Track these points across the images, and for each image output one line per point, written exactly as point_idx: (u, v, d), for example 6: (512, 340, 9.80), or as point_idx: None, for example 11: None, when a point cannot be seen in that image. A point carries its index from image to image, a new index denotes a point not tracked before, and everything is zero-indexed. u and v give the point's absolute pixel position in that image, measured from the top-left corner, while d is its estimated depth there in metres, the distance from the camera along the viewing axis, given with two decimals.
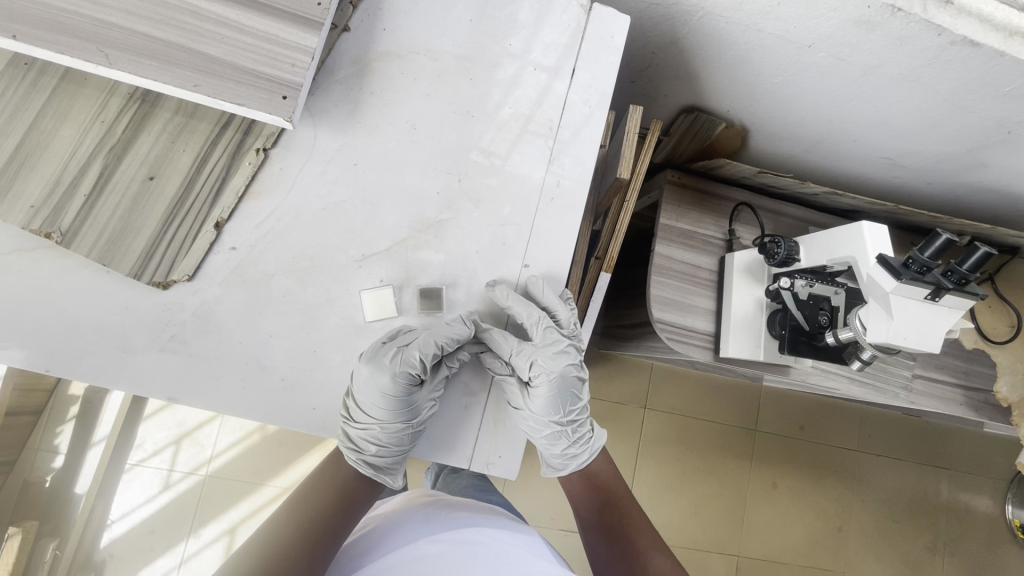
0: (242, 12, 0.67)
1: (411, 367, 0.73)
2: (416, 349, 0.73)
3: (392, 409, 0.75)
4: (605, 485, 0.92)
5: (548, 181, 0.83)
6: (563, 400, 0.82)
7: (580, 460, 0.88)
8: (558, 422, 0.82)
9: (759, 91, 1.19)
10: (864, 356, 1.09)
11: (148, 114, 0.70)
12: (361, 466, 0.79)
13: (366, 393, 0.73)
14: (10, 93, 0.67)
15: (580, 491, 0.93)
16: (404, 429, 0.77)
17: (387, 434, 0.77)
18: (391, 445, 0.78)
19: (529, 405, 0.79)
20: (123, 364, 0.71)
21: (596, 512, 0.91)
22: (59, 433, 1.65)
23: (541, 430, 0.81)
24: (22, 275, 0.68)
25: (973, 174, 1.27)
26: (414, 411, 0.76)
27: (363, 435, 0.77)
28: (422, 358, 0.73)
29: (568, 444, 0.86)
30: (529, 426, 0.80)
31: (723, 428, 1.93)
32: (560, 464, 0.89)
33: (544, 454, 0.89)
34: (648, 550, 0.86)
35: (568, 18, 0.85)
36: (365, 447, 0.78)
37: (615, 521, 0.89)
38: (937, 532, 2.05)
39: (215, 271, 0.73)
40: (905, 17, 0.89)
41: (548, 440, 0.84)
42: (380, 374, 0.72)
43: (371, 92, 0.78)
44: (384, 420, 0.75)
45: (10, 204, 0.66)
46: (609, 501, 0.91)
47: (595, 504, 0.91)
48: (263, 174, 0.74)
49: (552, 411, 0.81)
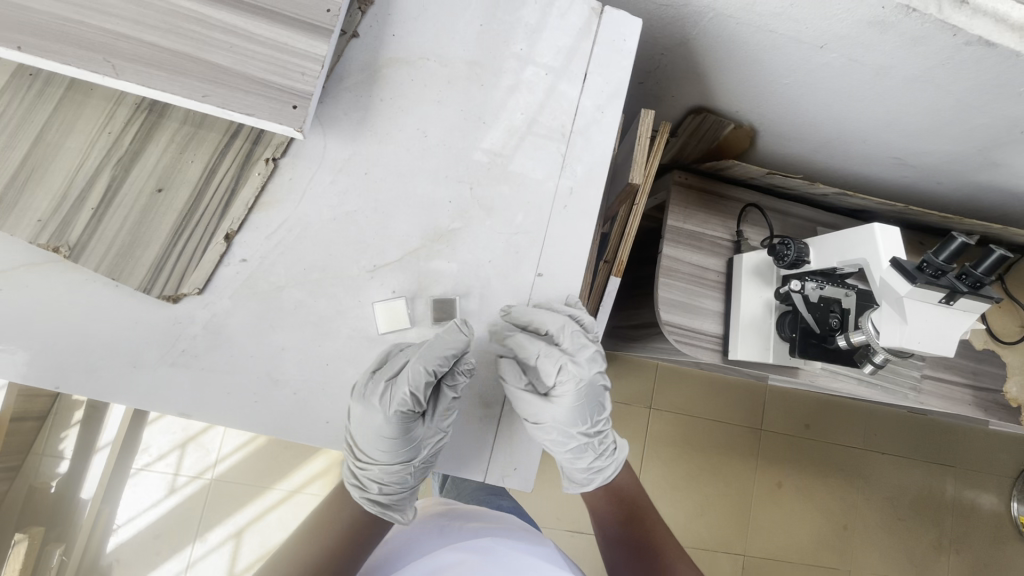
0: (250, 20, 0.66)
1: (402, 403, 0.70)
2: (405, 384, 0.70)
3: (391, 446, 0.73)
4: (628, 496, 0.92)
5: (560, 188, 0.82)
6: (589, 412, 0.81)
7: (604, 475, 0.87)
8: (585, 433, 0.81)
9: (769, 91, 1.18)
10: (876, 359, 1.06)
11: (156, 124, 0.69)
12: (366, 505, 0.77)
13: (362, 433, 0.72)
14: (15, 106, 0.66)
15: (603, 503, 0.92)
16: (406, 465, 0.75)
17: (390, 471, 0.75)
18: (396, 482, 0.77)
19: (554, 411, 0.77)
20: (133, 379, 0.70)
21: (619, 524, 0.90)
22: (63, 438, 1.64)
23: (566, 438, 0.80)
24: (30, 289, 0.67)
25: (984, 174, 1.26)
26: (415, 447, 0.75)
27: (366, 473, 0.76)
28: (413, 392, 0.70)
29: (593, 457, 0.84)
30: (553, 435, 0.78)
31: (728, 428, 1.92)
32: (582, 478, 0.87)
33: (565, 467, 0.87)
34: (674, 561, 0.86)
35: (580, 22, 0.84)
36: (369, 485, 0.77)
37: (638, 533, 0.89)
38: (943, 530, 2.05)
39: (225, 284, 0.72)
40: (919, 18, 0.88)
41: (572, 452, 0.82)
42: (375, 412, 0.70)
43: (381, 99, 0.77)
44: (385, 457, 0.74)
45: (17, 218, 0.65)
46: (632, 513, 0.90)
47: (618, 515, 0.91)
48: (273, 183, 0.73)
49: (576, 421, 0.80)
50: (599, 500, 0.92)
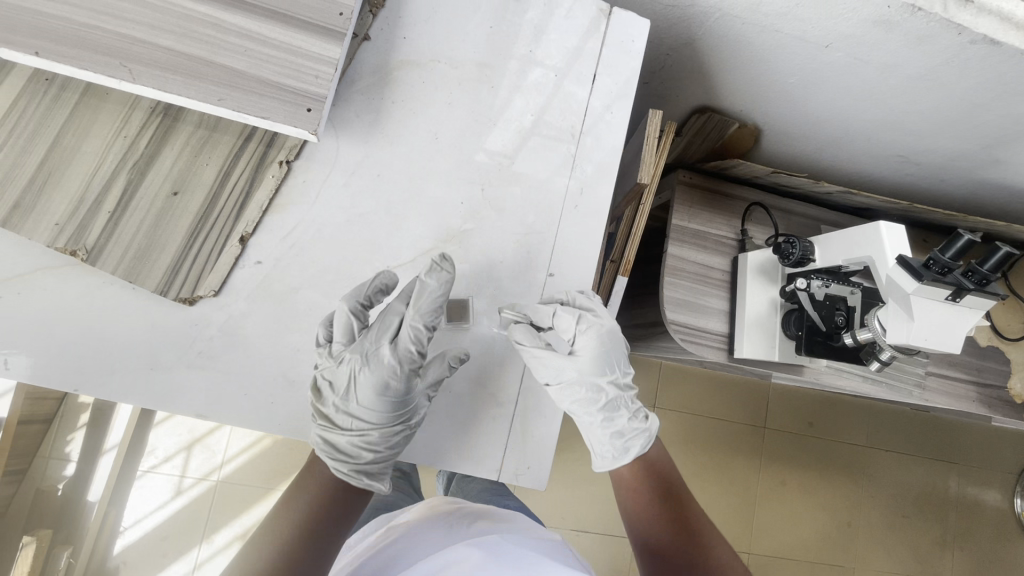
0: (264, 24, 0.66)
1: (406, 359, 0.72)
2: (407, 334, 0.72)
3: (390, 405, 0.72)
4: (674, 490, 0.82)
5: (571, 189, 0.83)
6: (614, 362, 0.82)
7: (644, 444, 0.83)
8: (615, 382, 0.83)
9: (774, 90, 1.18)
10: (883, 356, 1.09)
11: (170, 128, 0.69)
12: (355, 478, 0.73)
13: (361, 392, 0.72)
14: (30, 111, 0.66)
15: (647, 496, 0.81)
16: (402, 429, 0.74)
17: (386, 434, 0.73)
18: (390, 448, 0.74)
19: (580, 362, 0.79)
20: (150, 380, 0.70)
21: (665, 518, 0.79)
22: (70, 440, 1.65)
23: (596, 390, 0.81)
24: (48, 292, 0.68)
25: (988, 171, 1.26)
26: (412, 410, 0.74)
27: (358, 438, 0.73)
28: (415, 342, 0.73)
29: (628, 412, 0.83)
30: (582, 388, 0.80)
31: (732, 426, 1.93)
32: (621, 452, 0.83)
33: (601, 441, 0.83)
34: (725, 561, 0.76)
35: (588, 23, 0.84)
36: (359, 455, 0.73)
37: (686, 529, 0.78)
38: (947, 526, 2.06)
39: (241, 286, 0.73)
40: (924, 17, 0.89)
41: (606, 411, 0.82)
42: (378, 368, 0.72)
43: (393, 102, 0.78)
44: (383, 419, 0.73)
45: (35, 222, 0.65)
46: (680, 508, 0.80)
47: (665, 509, 0.79)
48: (287, 186, 0.74)
49: (602, 370, 0.81)
50: (642, 495, 0.81)
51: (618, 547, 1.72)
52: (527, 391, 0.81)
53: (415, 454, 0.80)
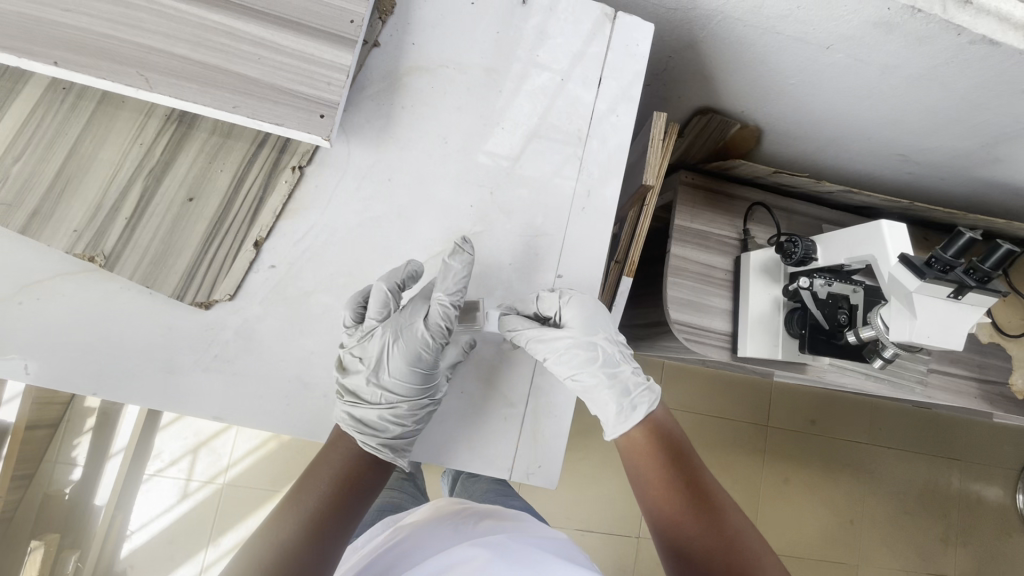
0: (277, 32, 0.67)
1: (436, 332, 0.74)
2: (438, 310, 0.74)
3: (420, 376, 0.74)
4: (693, 467, 0.74)
5: (578, 191, 0.84)
6: (604, 320, 0.81)
7: (653, 398, 0.79)
8: (608, 338, 0.81)
9: (775, 91, 1.19)
10: (885, 354, 1.08)
11: (186, 135, 0.71)
12: (383, 452, 0.72)
13: (393, 364, 0.74)
14: (48, 120, 0.68)
15: (663, 474, 0.73)
16: (429, 404, 0.74)
17: (414, 407, 0.74)
18: (417, 422, 0.74)
19: (571, 328, 0.77)
20: (167, 384, 0.71)
21: (685, 499, 0.71)
22: (76, 445, 1.65)
23: (592, 351, 0.79)
24: (67, 298, 0.69)
25: (987, 169, 1.28)
26: (438, 385, 0.75)
27: (387, 410, 0.73)
28: (444, 319, 0.74)
29: (630, 365, 0.81)
30: (577, 354, 0.78)
31: (735, 425, 1.94)
32: (631, 409, 0.78)
33: (611, 405, 0.78)
34: (754, 547, 0.68)
35: (593, 27, 0.85)
36: (386, 429, 0.73)
37: (709, 510, 0.70)
38: (950, 522, 2.07)
39: (255, 290, 0.74)
40: (924, 18, 0.90)
41: (607, 369, 0.79)
42: (410, 340, 0.74)
43: (402, 107, 0.79)
44: (411, 393, 0.74)
45: (54, 229, 0.67)
46: (699, 487, 0.72)
47: (682, 488, 0.72)
48: (300, 192, 0.75)
49: (593, 329, 0.79)
50: (657, 474, 0.73)
51: (624, 546, 1.73)
52: (538, 392, 0.83)
53: (428, 454, 0.81)
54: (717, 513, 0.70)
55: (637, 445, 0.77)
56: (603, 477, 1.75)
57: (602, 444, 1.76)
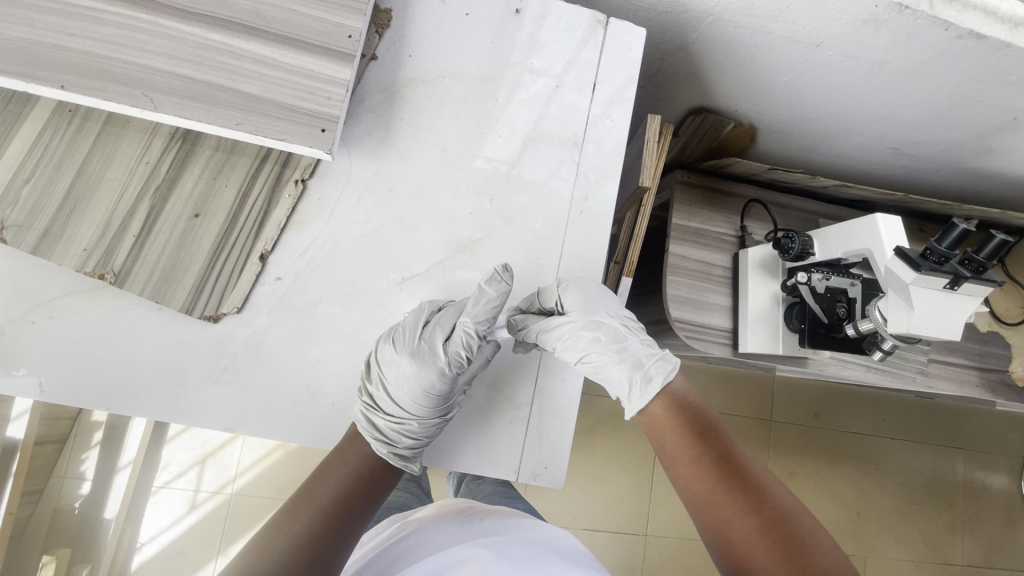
0: (277, 49, 0.69)
1: (454, 360, 0.74)
2: (460, 340, 0.73)
3: (436, 398, 0.75)
4: (725, 446, 0.71)
5: (576, 195, 0.85)
6: (604, 298, 0.82)
7: (667, 369, 0.80)
8: (610, 315, 0.82)
9: (767, 90, 1.21)
10: (885, 346, 1.08)
11: (190, 152, 0.72)
12: (393, 459, 0.74)
13: (410, 385, 0.74)
14: (56, 142, 0.69)
15: (694, 456, 0.71)
16: (441, 422, 0.76)
17: (427, 424, 0.75)
18: (427, 436, 0.76)
19: (575, 313, 0.78)
20: (179, 397, 0.73)
21: (720, 479, 0.69)
22: (85, 459, 1.67)
23: (598, 330, 0.79)
24: (78, 316, 0.70)
25: (980, 160, 1.29)
26: (451, 404, 0.76)
27: (400, 425, 0.74)
28: (465, 347, 0.74)
29: (636, 338, 0.82)
30: (583, 337, 0.79)
31: (739, 421, 1.94)
32: (648, 382, 0.79)
33: (626, 382, 0.79)
34: (800, 524, 0.65)
35: (586, 34, 0.87)
36: (397, 439, 0.75)
37: (746, 491, 0.67)
38: (956, 511, 2.08)
39: (263, 302, 0.75)
40: (910, 14, 0.92)
41: (615, 348, 0.80)
42: (429, 366, 0.74)
43: (401, 118, 0.80)
44: (426, 411, 0.75)
45: (64, 249, 0.68)
46: (732, 466, 0.70)
47: (716, 468, 0.69)
48: (303, 205, 0.76)
49: (594, 308, 0.79)
50: (688, 455, 0.71)
51: (631, 544, 1.74)
52: (541, 394, 0.84)
53: (437, 458, 0.82)
54: (755, 491, 0.67)
55: (664, 428, 0.75)
56: (608, 476, 1.76)
57: (606, 443, 1.78)
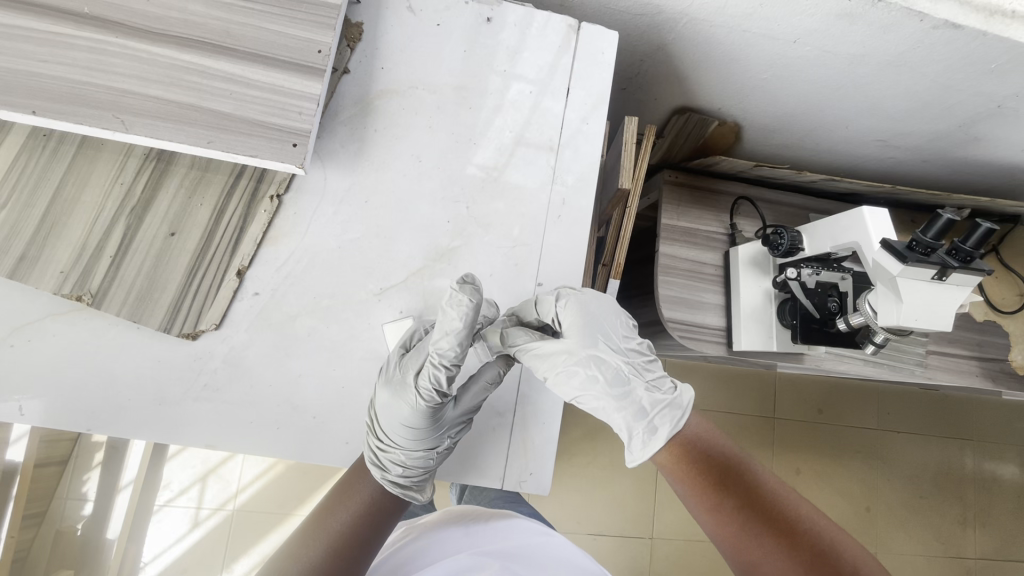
0: (247, 67, 0.69)
1: (425, 394, 0.72)
2: (428, 373, 0.71)
3: (418, 431, 0.74)
4: (748, 481, 0.68)
5: (553, 199, 0.85)
6: (607, 329, 0.80)
7: (675, 418, 0.75)
8: (612, 350, 0.79)
9: (747, 87, 1.21)
10: (877, 339, 1.07)
11: (164, 172, 0.73)
12: (391, 486, 0.75)
13: (389, 419, 0.73)
14: (32, 166, 0.70)
15: (716, 502, 0.67)
16: (430, 451, 0.76)
17: (416, 453, 0.75)
18: (420, 465, 0.76)
19: (570, 342, 0.77)
20: (162, 415, 0.73)
21: (748, 518, 0.65)
22: (87, 480, 1.66)
23: (596, 367, 0.77)
24: (57, 337, 0.71)
25: (968, 148, 1.28)
26: (442, 433, 0.76)
27: (387, 454, 0.75)
28: (434, 381, 0.71)
29: (643, 381, 0.79)
30: (581, 373, 0.76)
31: (742, 419, 1.93)
32: (651, 434, 0.75)
33: (625, 429, 0.76)
34: (842, 554, 0.62)
35: (558, 38, 0.87)
36: (388, 467, 0.75)
37: (779, 526, 0.64)
38: (967, 503, 2.05)
39: (241, 317, 0.76)
40: (885, 7, 0.92)
41: (615, 391, 0.77)
42: (400, 400, 0.72)
43: (375, 129, 0.81)
44: (415, 440, 0.75)
45: (41, 273, 0.69)
46: (758, 501, 0.66)
47: (742, 509, 0.66)
48: (279, 219, 0.77)
49: (595, 340, 0.78)
50: (710, 496, 0.68)
51: (636, 547, 1.73)
52: (525, 400, 0.84)
53: None
54: (789, 525, 0.64)
55: (680, 468, 0.72)
56: (611, 479, 1.75)
57: (608, 447, 1.77)
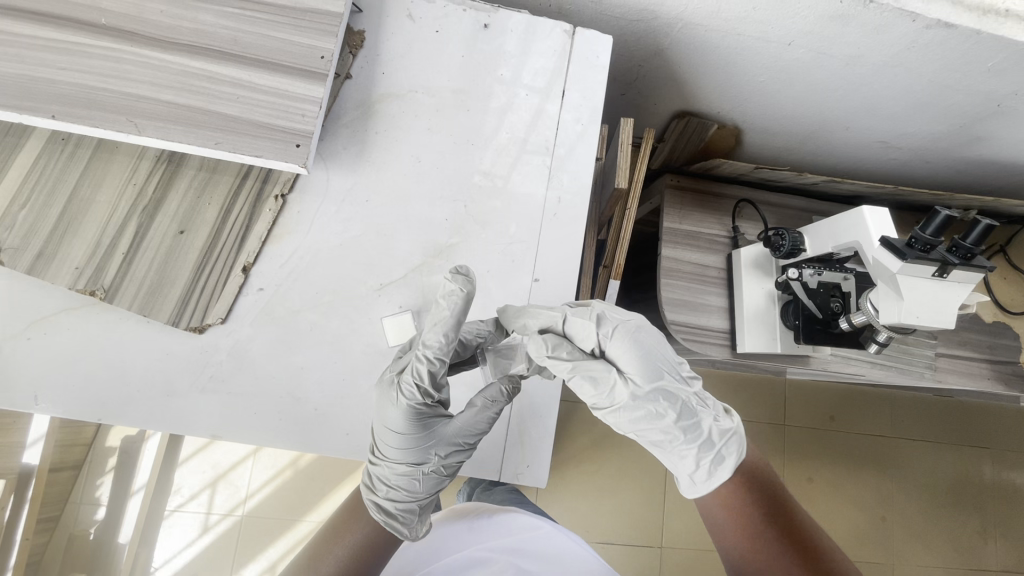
0: (254, 73, 0.72)
1: (407, 392, 0.73)
2: (412, 370, 0.73)
3: (402, 445, 0.76)
4: (791, 520, 0.68)
5: (549, 198, 0.87)
6: (667, 360, 0.78)
7: (741, 444, 0.74)
8: (676, 383, 0.78)
9: (745, 90, 1.22)
10: (879, 338, 1.07)
11: (174, 173, 0.76)
12: (375, 511, 0.74)
13: (376, 429, 0.77)
14: (50, 167, 0.74)
15: (754, 529, 0.68)
16: (415, 469, 0.76)
17: (401, 471, 0.76)
18: (406, 488, 0.76)
19: (634, 374, 0.76)
20: (168, 407, 0.76)
21: (780, 551, 0.66)
22: (100, 484, 1.69)
23: (665, 400, 0.76)
24: (73, 330, 0.74)
25: (970, 148, 1.28)
26: (427, 452, 0.76)
27: (375, 470, 0.77)
28: (417, 379, 0.73)
29: (709, 411, 0.77)
30: (646, 406, 0.76)
31: (756, 427, 1.91)
32: (719, 463, 0.74)
33: (693, 460, 0.75)
34: None
35: (554, 43, 0.90)
36: (376, 486, 0.77)
37: (811, 566, 0.64)
38: (986, 513, 2.00)
39: (245, 312, 0.78)
40: (876, 8, 0.93)
41: (683, 425, 0.76)
42: (384, 395, 0.74)
43: (375, 131, 0.84)
44: (400, 457, 0.76)
45: (57, 269, 0.72)
46: (798, 541, 0.66)
47: (781, 540, 0.66)
48: (284, 218, 0.80)
49: (659, 373, 0.77)
50: (751, 530, 0.68)
51: (645, 556, 1.71)
52: (521, 396, 0.85)
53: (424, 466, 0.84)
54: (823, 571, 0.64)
55: (726, 496, 0.72)
56: (618, 486, 1.74)
57: (616, 453, 1.76)
